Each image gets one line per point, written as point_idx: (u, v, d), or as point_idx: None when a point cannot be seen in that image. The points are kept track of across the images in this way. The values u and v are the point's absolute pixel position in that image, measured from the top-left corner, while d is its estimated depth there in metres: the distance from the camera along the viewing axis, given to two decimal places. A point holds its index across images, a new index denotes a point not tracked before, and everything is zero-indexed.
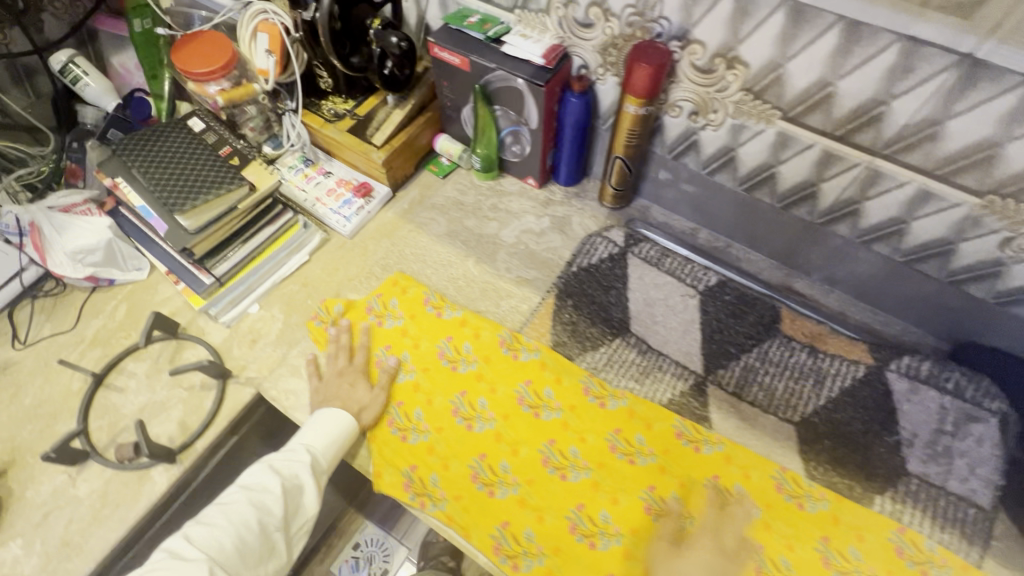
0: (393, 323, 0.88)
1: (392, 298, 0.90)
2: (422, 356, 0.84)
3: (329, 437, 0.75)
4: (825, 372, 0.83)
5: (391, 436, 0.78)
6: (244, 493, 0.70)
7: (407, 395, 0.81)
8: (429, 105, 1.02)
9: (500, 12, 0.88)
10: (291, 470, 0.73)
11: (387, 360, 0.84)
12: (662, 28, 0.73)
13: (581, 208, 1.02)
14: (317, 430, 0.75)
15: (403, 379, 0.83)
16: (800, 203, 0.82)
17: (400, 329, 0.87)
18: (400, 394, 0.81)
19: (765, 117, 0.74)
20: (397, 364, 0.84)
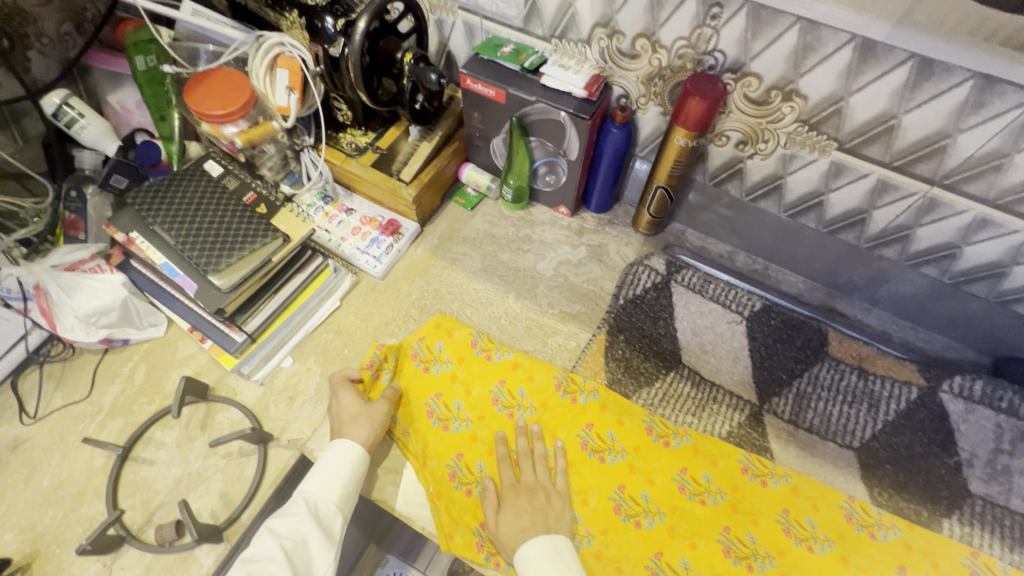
0: (441, 368, 0.84)
1: (437, 341, 0.86)
2: (477, 404, 0.81)
3: (339, 479, 0.70)
4: (878, 395, 0.84)
5: (453, 493, 0.75)
6: (246, 566, 0.62)
7: (464, 445, 0.78)
8: (456, 135, 0.98)
9: (534, 41, 0.85)
10: (291, 528, 0.65)
11: (442, 410, 0.81)
12: (715, 60, 0.71)
13: (616, 235, 1.00)
14: (325, 471, 0.70)
15: (460, 431, 0.79)
16: (848, 228, 0.83)
17: (448, 374, 0.83)
18: (452, 445, 0.78)
19: (820, 148, 0.74)
20: (451, 413, 0.80)
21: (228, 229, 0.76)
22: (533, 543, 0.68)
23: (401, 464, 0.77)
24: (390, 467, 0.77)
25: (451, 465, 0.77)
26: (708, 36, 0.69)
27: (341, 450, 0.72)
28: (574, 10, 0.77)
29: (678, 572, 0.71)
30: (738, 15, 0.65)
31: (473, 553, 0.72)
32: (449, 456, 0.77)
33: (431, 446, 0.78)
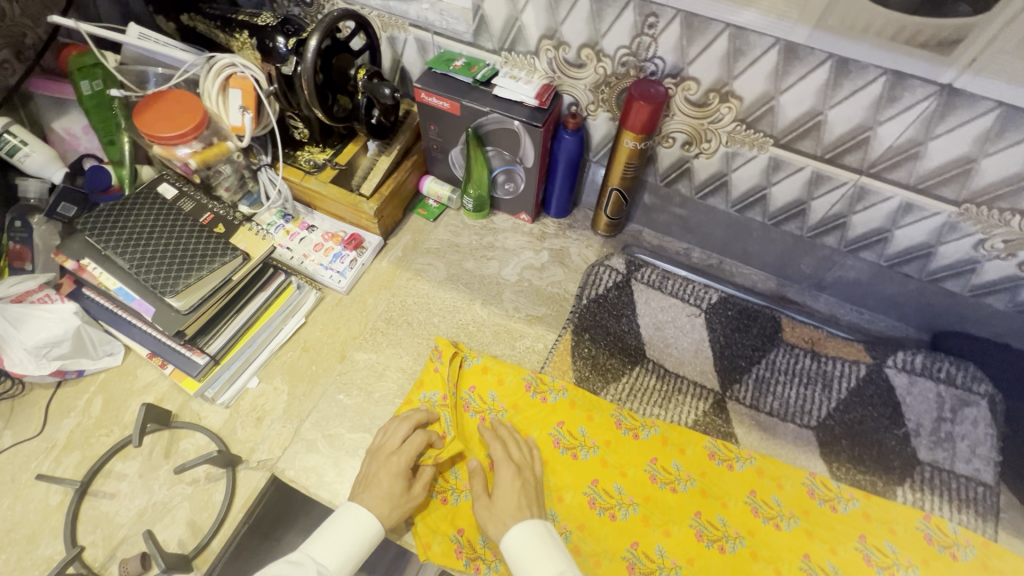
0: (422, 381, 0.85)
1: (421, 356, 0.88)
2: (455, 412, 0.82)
3: (346, 548, 0.65)
4: (830, 375, 0.88)
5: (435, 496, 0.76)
6: None
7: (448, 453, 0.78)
8: (414, 148, 1.00)
9: (485, 54, 0.88)
10: None
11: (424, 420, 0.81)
12: (656, 67, 0.76)
13: (576, 238, 1.03)
14: (335, 538, 0.65)
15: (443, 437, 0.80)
16: (791, 219, 0.88)
17: (430, 384, 0.84)
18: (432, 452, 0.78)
19: (758, 145, 0.78)
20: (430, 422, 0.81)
21: (185, 251, 0.75)
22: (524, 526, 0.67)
23: None
24: None
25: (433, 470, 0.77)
26: (647, 44, 0.73)
27: (356, 517, 0.67)
28: (520, 23, 0.80)
29: (654, 560, 0.73)
30: (673, 24, 0.69)
31: (451, 559, 0.72)
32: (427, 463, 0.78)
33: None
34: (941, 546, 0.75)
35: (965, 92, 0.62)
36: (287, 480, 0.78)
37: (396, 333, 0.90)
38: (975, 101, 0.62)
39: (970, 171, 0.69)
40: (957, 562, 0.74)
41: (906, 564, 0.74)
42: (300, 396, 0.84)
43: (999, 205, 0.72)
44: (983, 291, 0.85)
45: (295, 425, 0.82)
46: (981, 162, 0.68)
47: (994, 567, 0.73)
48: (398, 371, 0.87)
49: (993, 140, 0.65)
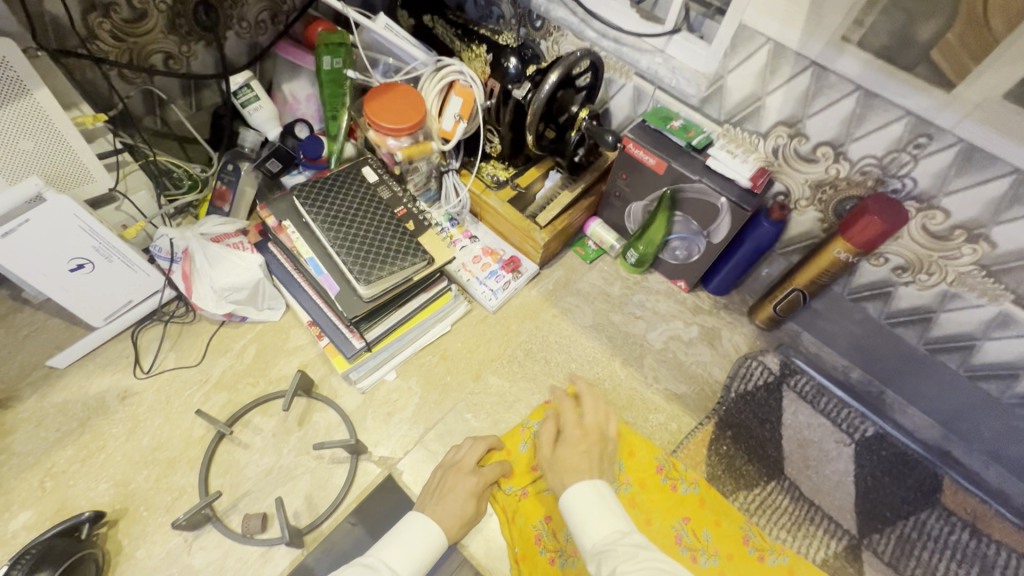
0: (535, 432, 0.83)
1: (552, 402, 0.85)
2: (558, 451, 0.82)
3: (415, 549, 0.60)
4: (991, 560, 0.79)
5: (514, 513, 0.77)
6: None
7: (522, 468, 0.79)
8: (594, 190, 0.99)
9: (705, 122, 0.85)
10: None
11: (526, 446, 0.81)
12: (902, 186, 0.70)
13: (730, 321, 0.98)
14: (403, 541, 0.61)
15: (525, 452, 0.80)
16: (993, 377, 0.79)
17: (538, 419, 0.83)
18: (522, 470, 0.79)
19: (990, 294, 0.71)
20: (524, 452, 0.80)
21: (381, 242, 0.77)
22: (576, 485, 0.65)
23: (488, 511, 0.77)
24: None
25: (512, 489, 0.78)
26: (903, 162, 0.68)
27: (423, 526, 0.63)
28: (760, 103, 0.77)
29: None
30: (946, 151, 0.64)
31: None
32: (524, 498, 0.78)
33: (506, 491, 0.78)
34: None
35: None
36: (402, 483, 0.78)
37: (531, 368, 0.90)
38: None
39: None
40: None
41: None
42: (430, 403, 0.85)
43: None
44: None
45: (420, 431, 0.82)
46: None
47: None
48: (527, 407, 0.86)
49: None
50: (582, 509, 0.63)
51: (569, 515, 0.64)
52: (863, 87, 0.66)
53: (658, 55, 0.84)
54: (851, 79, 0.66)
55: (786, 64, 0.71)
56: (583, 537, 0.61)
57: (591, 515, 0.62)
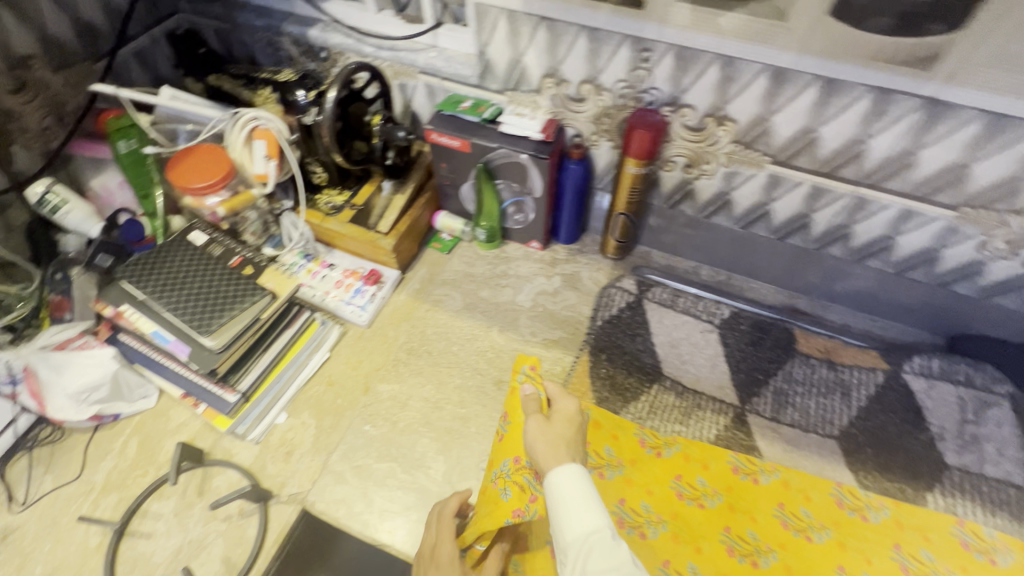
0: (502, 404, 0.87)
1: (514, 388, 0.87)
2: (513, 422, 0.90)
3: None
4: (849, 383, 0.89)
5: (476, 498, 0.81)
6: None
7: (501, 450, 0.78)
8: (427, 185, 1.05)
9: (491, 95, 0.93)
10: None
11: (499, 432, 0.82)
12: (653, 97, 0.80)
13: (587, 262, 1.06)
14: None
15: (510, 434, 0.78)
16: (794, 232, 0.90)
17: (513, 400, 0.81)
18: (500, 452, 0.78)
19: (756, 163, 0.82)
20: (510, 434, 0.79)
21: (217, 292, 0.80)
22: (561, 470, 0.59)
23: (403, 505, 0.79)
24: (394, 510, 0.79)
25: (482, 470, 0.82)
26: (643, 76, 0.78)
27: None
28: (522, 64, 0.85)
29: None
30: (666, 58, 0.74)
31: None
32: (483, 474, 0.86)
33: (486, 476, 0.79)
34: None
35: (949, 103, 0.64)
36: (318, 512, 0.79)
37: (417, 363, 0.93)
38: (958, 111, 0.65)
39: (964, 177, 0.71)
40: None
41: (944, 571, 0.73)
42: (327, 429, 0.86)
43: (996, 208, 0.72)
44: (994, 291, 0.83)
45: (323, 457, 0.84)
46: (974, 167, 0.69)
47: None
48: (421, 401, 0.89)
49: (983, 146, 0.67)
50: (575, 493, 0.57)
51: (556, 500, 0.57)
52: (585, 25, 0.75)
53: (433, 50, 0.93)
54: (574, 22, 0.76)
55: (523, 24, 0.80)
56: (567, 526, 0.55)
57: (585, 503, 0.56)
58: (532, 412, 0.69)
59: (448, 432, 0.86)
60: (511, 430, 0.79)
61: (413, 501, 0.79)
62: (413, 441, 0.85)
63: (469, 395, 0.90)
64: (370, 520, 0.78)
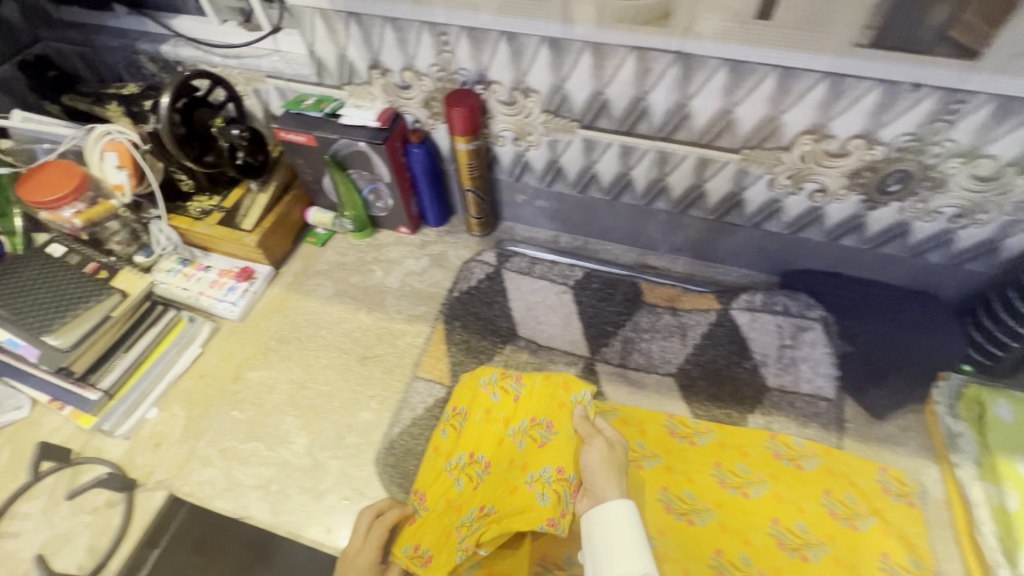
0: (501, 393, 0.84)
1: (511, 381, 0.85)
2: (460, 397, 0.87)
3: None
4: (687, 325, 0.95)
5: (465, 489, 0.77)
6: None
7: (535, 454, 0.76)
8: (292, 184, 1.10)
9: (333, 91, 0.99)
10: None
11: (517, 432, 0.79)
12: (464, 77, 0.87)
13: (454, 241, 1.12)
14: None
15: (553, 444, 0.76)
16: (624, 191, 0.97)
17: (546, 407, 0.80)
18: (534, 457, 0.76)
19: (569, 129, 0.89)
20: (550, 445, 0.76)
21: (66, 295, 0.84)
22: (616, 504, 0.63)
23: (265, 479, 0.84)
24: (256, 485, 0.83)
25: (479, 463, 0.79)
26: (450, 59, 0.85)
27: None
28: (348, 58, 0.92)
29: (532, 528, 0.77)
30: (461, 39, 0.81)
31: (412, 568, 0.71)
32: (439, 456, 0.82)
33: (498, 474, 0.77)
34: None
35: (695, 55, 0.72)
36: (183, 495, 0.83)
37: (286, 350, 0.98)
38: (705, 61, 0.72)
39: (733, 121, 0.79)
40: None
41: (756, 480, 0.78)
42: (196, 418, 0.90)
43: (768, 147, 0.80)
44: (797, 226, 0.91)
45: (190, 445, 0.88)
46: (736, 111, 0.77)
47: None
48: (288, 383, 0.94)
49: (736, 91, 0.75)
50: (616, 530, 0.61)
51: (601, 532, 0.62)
52: (386, 17, 0.82)
53: (275, 55, 0.98)
54: (377, 14, 0.82)
55: (337, 21, 0.86)
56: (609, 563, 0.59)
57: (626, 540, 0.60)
58: (594, 436, 0.73)
59: (312, 409, 0.90)
60: (561, 439, 0.76)
61: (273, 475, 0.84)
62: (278, 420, 0.90)
63: (334, 373, 0.94)
64: (231, 497, 0.82)
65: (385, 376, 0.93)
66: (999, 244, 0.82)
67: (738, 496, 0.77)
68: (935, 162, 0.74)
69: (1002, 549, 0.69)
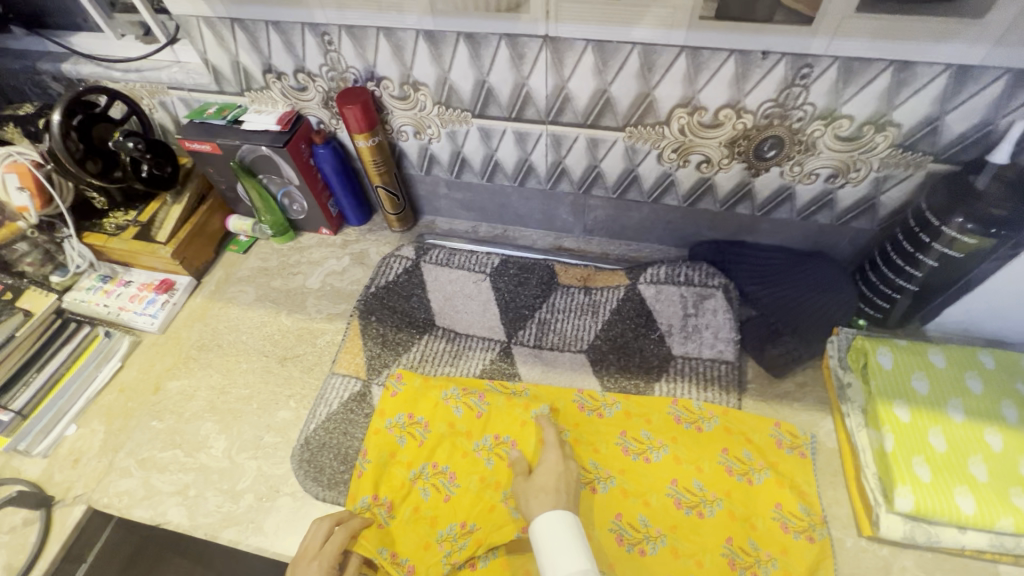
0: (465, 408, 0.87)
1: (474, 396, 0.88)
2: (412, 403, 0.88)
3: None
4: (598, 302, 0.98)
5: (434, 500, 0.81)
6: None
7: (504, 473, 0.82)
8: (209, 195, 1.09)
9: (234, 98, 0.99)
10: None
11: (483, 448, 0.84)
12: (354, 74, 0.88)
13: (375, 239, 1.14)
14: None
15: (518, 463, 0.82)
16: (528, 177, 0.99)
17: (508, 424, 0.85)
18: (504, 475, 0.82)
19: (463, 120, 0.91)
20: (516, 464, 0.82)
21: None
22: (557, 511, 0.68)
23: (183, 484, 0.85)
24: (174, 491, 0.84)
25: (445, 473, 0.83)
26: (337, 58, 0.86)
27: None
28: (242, 64, 0.92)
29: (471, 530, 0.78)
30: (342, 38, 0.83)
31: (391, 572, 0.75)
32: (398, 463, 0.84)
33: (471, 488, 0.81)
34: (743, 569, 0.72)
35: (561, 38, 0.74)
36: (101, 508, 0.83)
37: (207, 357, 0.99)
38: (572, 43, 0.75)
39: (610, 101, 0.81)
40: (758, 532, 0.74)
41: (658, 445, 0.81)
42: (116, 431, 0.91)
43: (648, 122, 0.83)
44: (694, 199, 0.94)
45: (109, 458, 0.88)
46: (612, 90, 0.79)
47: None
48: (208, 389, 0.95)
49: (607, 70, 0.77)
50: (556, 540, 0.66)
51: (543, 544, 0.66)
52: (268, 20, 0.84)
53: (175, 66, 0.98)
54: (258, 18, 0.83)
55: (222, 28, 0.87)
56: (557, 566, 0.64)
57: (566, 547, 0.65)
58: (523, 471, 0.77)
59: (231, 413, 0.92)
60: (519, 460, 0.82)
61: (192, 480, 0.85)
62: (197, 426, 0.90)
63: (254, 376, 0.96)
64: (149, 506, 0.83)
65: (304, 375, 0.95)
66: (876, 200, 0.84)
67: (640, 462, 0.80)
68: (800, 126, 0.77)
69: (880, 487, 0.73)
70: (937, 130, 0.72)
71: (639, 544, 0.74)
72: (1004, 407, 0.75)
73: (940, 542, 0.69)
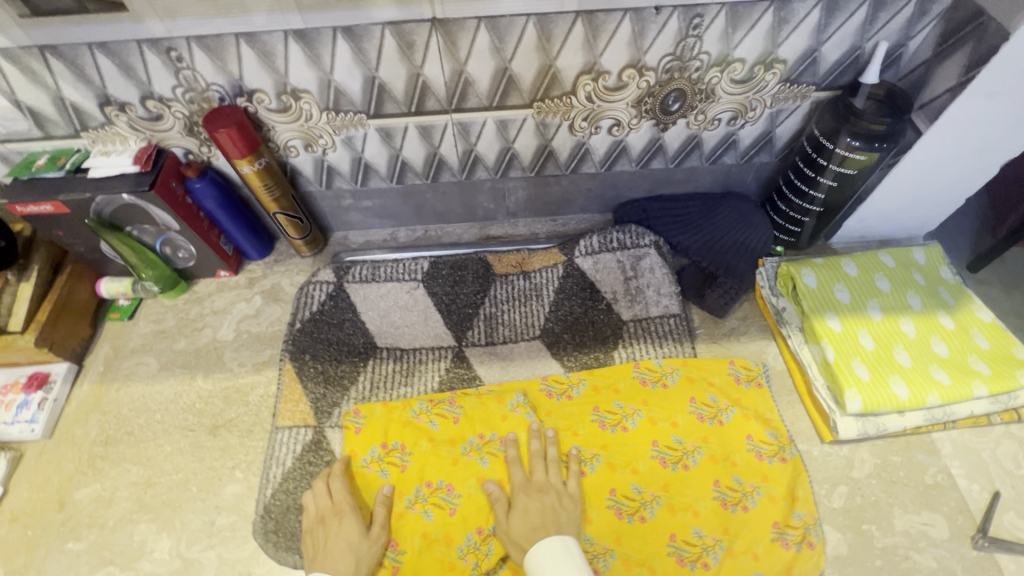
0: (439, 419, 0.82)
1: (445, 404, 0.84)
2: (382, 431, 0.81)
3: None
4: (540, 285, 0.96)
5: (440, 518, 0.76)
6: None
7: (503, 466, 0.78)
8: (65, 261, 0.90)
9: (67, 141, 0.82)
10: None
11: (472, 449, 0.80)
12: (219, 91, 0.76)
13: (285, 270, 1.02)
14: None
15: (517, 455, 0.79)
16: (440, 170, 0.93)
17: (491, 423, 0.82)
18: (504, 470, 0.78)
19: (358, 123, 0.82)
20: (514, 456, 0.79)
21: None
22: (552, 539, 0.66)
23: None
24: None
25: (442, 488, 0.77)
26: (193, 76, 0.74)
27: None
28: (69, 100, 0.76)
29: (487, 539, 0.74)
30: (194, 51, 0.71)
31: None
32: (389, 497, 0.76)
33: (473, 494, 0.77)
34: (734, 505, 0.75)
35: (451, 19, 0.69)
36: None
37: (117, 451, 0.84)
38: (462, 22, 0.69)
39: (513, 78, 0.77)
40: (738, 467, 0.78)
41: (631, 411, 0.82)
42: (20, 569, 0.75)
43: (555, 95, 0.80)
44: (610, 162, 0.93)
45: None
46: (512, 67, 0.75)
47: (780, 496, 0.75)
48: (129, 487, 0.81)
49: (503, 47, 0.73)
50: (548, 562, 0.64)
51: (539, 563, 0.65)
52: (91, 42, 0.69)
53: None
54: (77, 41, 0.68)
55: (29, 60, 0.70)
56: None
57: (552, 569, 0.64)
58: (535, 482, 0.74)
59: (168, 506, 0.79)
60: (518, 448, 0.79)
61: None
62: (129, 532, 0.77)
63: (183, 457, 0.83)
64: None
65: (244, 440, 0.84)
66: (772, 134, 0.90)
67: (618, 432, 0.81)
68: (699, 75, 0.78)
69: (831, 396, 0.80)
70: (816, 60, 0.77)
71: (638, 512, 0.75)
72: (909, 298, 0.86)
73: (887, 429, 0.77)
